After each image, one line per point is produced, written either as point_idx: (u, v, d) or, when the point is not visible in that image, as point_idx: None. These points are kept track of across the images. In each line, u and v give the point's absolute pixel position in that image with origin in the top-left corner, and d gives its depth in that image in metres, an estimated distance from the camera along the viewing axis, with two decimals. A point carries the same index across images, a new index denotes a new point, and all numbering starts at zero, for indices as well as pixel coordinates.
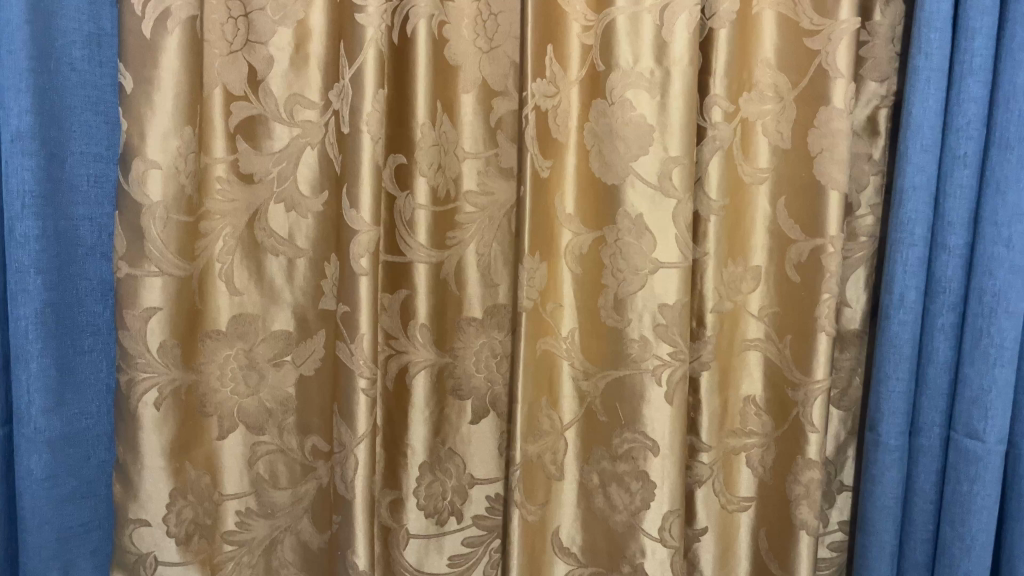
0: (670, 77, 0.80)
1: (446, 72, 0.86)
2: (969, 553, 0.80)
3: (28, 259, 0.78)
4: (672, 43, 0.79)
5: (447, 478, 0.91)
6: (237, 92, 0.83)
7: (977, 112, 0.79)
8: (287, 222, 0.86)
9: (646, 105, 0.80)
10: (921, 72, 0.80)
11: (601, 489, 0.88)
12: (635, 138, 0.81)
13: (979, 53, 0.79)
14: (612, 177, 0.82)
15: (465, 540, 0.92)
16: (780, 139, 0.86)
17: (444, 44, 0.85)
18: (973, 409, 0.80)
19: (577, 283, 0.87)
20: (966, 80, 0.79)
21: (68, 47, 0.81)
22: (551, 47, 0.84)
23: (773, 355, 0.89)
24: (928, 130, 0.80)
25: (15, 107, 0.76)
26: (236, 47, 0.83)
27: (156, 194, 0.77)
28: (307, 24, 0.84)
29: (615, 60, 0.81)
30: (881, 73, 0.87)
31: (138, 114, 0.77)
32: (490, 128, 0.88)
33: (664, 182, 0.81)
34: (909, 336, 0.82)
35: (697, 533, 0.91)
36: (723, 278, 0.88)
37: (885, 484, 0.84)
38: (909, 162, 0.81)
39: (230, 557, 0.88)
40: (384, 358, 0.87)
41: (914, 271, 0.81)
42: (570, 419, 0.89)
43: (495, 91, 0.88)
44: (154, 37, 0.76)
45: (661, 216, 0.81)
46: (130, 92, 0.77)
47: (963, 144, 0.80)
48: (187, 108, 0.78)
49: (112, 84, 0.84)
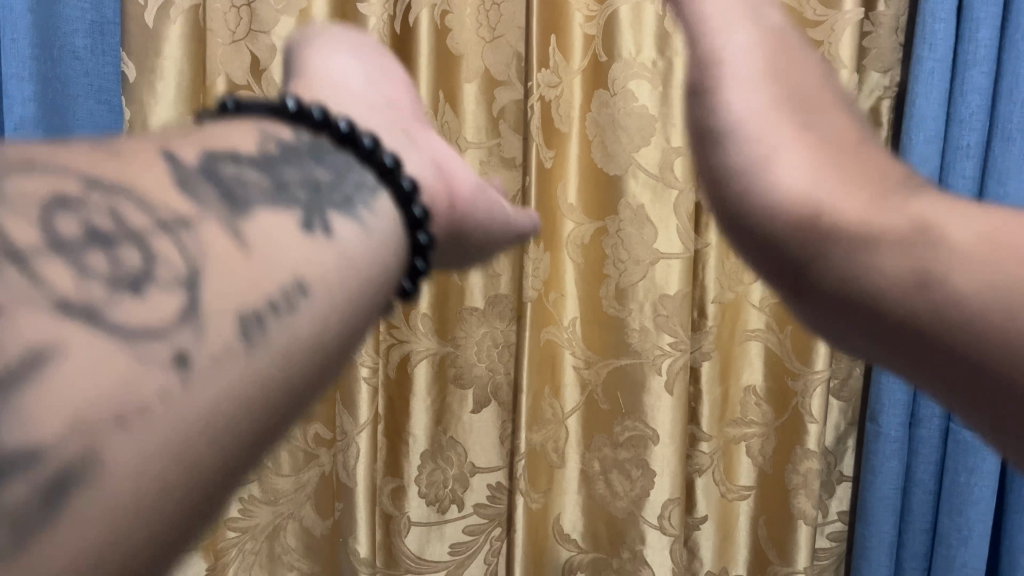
0: (672, 66, 0.81)
1: (450, 63, 0.85)
2: (966, 543, 0.81)
3: None
4: (674, 34, 0.80)
5: (448, 467, 0.91)
6: (239, 80, 0.82)
7: (980, 103, 0.80)
8: None
9: (648, 97, 0.81)
10: (925, 64, 0.80)
11: (602, 476, 0.89)
12: (637, 128, 0.81)
13: (983, 44, 0.78)
14: (615, 168, 0.83)
15: (466, 528, 0.92)
16: None
17: (447, 34, 0.84)
18: None
19: (579, 272, 0.88)
20: (970, 72, 0.79)
21: (73, 36, 0.81)
22: (555, 37, 0.83)
23: (773, 345, 0.89)
24: (931, 121, 0.80)
25: (18, 96, 0.79)
26: (238, 36, 0.81)
27: None
28: (309, 12, 0.81)
29: (617, 50, 0.81)
30: (885, 64, 0.87)
31: (141, 104, 0.79)
32: (492, 119, 0.87)
33: (664, 173, 0.82)
34: None
35: (697, 521, 0.91)
36: (724, 268, 0.88)
37: (885, 475, 0.84)
38: (912, 153, 0.81)
39: (233, 544, 0.87)
40: (386, 347, 0.88)
41: None
42: (573, 406, 0.90)
43: (498, 80, 0.87)
44: (156, 27, 0.78)
45: (662, 207, 0.82)
46: (133, 81, 0.79)
47: (966, 135, 0.80)
48: (189, 99, 0.81)
49: (114, 73, 0.84)
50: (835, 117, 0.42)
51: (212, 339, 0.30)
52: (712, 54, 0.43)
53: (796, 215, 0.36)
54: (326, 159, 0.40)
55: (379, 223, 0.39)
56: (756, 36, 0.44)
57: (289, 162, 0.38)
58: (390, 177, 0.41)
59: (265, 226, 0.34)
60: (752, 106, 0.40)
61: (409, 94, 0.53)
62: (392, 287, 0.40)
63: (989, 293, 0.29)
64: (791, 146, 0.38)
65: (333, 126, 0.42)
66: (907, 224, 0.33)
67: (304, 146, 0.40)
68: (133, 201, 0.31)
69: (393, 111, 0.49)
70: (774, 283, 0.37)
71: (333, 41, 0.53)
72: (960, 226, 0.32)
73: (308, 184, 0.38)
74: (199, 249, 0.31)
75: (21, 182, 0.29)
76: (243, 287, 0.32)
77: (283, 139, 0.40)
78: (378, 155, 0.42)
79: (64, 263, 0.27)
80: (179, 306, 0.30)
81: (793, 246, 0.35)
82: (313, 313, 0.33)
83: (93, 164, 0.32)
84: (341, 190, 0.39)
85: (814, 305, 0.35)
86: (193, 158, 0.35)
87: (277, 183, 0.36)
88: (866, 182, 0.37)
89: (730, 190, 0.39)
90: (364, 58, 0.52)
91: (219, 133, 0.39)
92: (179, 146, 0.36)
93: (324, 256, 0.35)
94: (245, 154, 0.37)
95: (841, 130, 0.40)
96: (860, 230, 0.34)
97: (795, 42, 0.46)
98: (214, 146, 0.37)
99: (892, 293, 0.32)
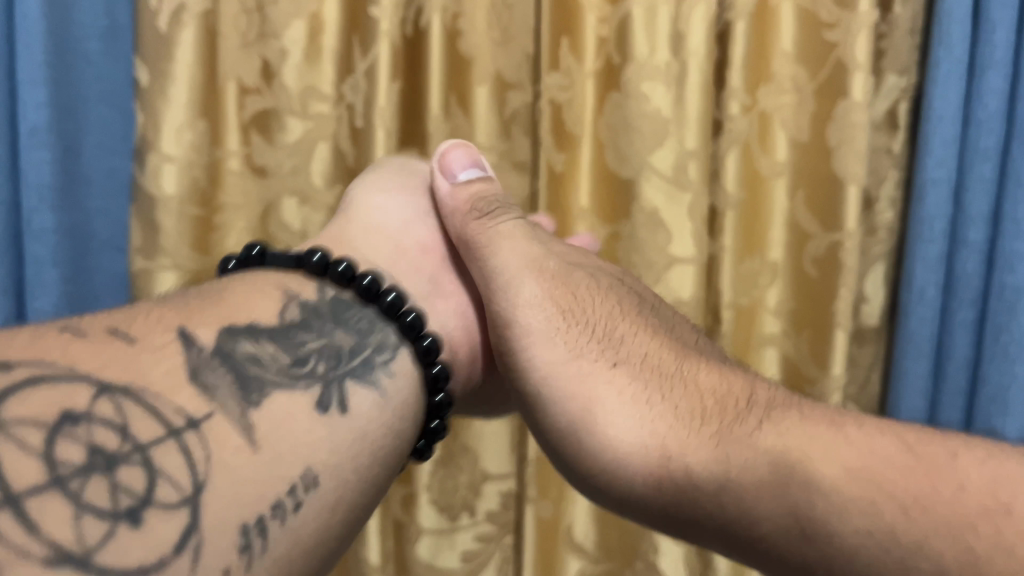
0: (687, 68, 0.80)
1: (461, 66, 0.83)
2: None
3: (47, 253, 0.78)
4: (689, 34, 0.79)
5: (458, 473, 0.90)
6: (250, 84, 0.82)
7: (997, 107, 0.79)
8: (300, 216, 0.85)
9: (662, 97, 0.80)
10: (941, 65, 0.79)
11: None
12: (651, 132, 0.81)
13: (1000, 45, 0.77)
14: (627, 171, 0.84)
15: (478, 536, 0.90)
16: (800, 133, 0.85)
17: (458, 36, 0.83)
18: (991, 407, 0.80)
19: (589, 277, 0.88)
20: (988, 74, 0.78)
21: (85, 41, 0.82)
22: (566, 40, 0.83)
23: (791, 353, 0.90)
24: (949, 123, 0.80)
25: (32, 101, 0.76)
26: (250, 41, 0.81)
27: (170, 189, 0.79)
28: (321, 16, 0.81)
29: (630, 54, 0.80)
30: (901, 66, 0.86)
31: (153, 109, 0.78)
32: (504, 121, 0.86)
33: (678, 176, 0.82)
34: (927, 334, 0.83)
35: None
36: (740, 272, 0.88)
37: None
38: (929, 156, 0.81)
39: None
40: None
41: (933, 267, 0.82)
42: None
43: (508, 83, 0.85)
44: (169, 31, 0.77)
45: (676, 210, 0.82)
46: (147, 85, 0.78)
47: (984, 138, 0.80)
48: (202, 102, 0.80)
49: (127, 78, 0.85)
50: (631, 333, 0.53)
51: (209, 560, 0.33)
52: (511, 329, 0.53)
53: (645, 459, 0.44)
54: (346, 322, 0.51)
55: (395, 383, 0.50)
56: (544, 287, 0.55)
57: (309, 331, 0.48)
58: (412, 334, 0.53)
59: (275, 412, 0.41)
60: (556, 358, 0.50)
61: (440, 233, 0.67)
62: (406, 448, 0.50)
63: (860, 532, 0.37)
64: (609, 391, 0.48)
65: (357, 281, 0.53)
66: (765, 460, 0.41)
67: (326, 306, 0.51)
68: (142, 408, 0.35)
69: (424, 254, 0.64)
70: (649, 513, 0.45)
71: (384, 178, 0.69)
72: (815, 457, 0.40)
73: (330, 353, 0.47)
74: (208, 456, 0.36)
75: (30, 400, 0.32)
76: (250, 491, 0.37)
77: (302, 299, 0.50)
78: (400, 310, 0.53)
79: (64, 500, 0.30)
80: (182, 527, 0.33)
81: (657, 497, 0.44)
82: (320, 506, 0.40)
83: (104, 367, 0.35)
84: (359, 357, 0.49)
85: (698, 531, 0.43)
86: (213, 340, 0.42)
87: (299, 358, 0.45)
88: (699, 407, 0.46)
89: (562, 444, 0.48)
90: (409, 192, 0.68)
91: (248, 293, 0.48)
92: (196, 326, 0.42)
93: (340, 434, 0.44)
94: (258, 327, 0.45)
95: (650, 350, 0.51)
96: (721, 478, 0.42)
97: (562, 274, 0.57)
98: (233, 320, 0.44)
99: (769, 527, 0.40)
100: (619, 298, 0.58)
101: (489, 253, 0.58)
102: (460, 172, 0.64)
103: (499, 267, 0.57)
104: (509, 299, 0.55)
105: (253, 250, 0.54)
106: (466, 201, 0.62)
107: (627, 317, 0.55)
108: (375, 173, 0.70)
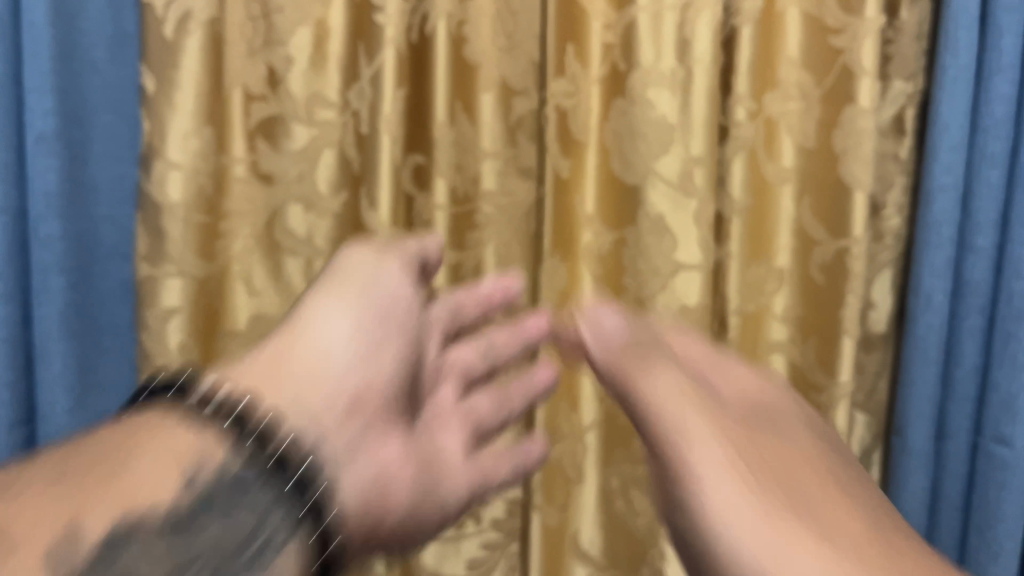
0: (693, 75, 0.80)
1: (467, 73, 0.83)
2: (994, 559, 0.81)
3: (52, 260, 0.79)
4: (695, 41, 0.79)
5: None
6: (256, 91, 0.82)
7: (1005, 112, 0.78)
8: (305, 223, 0.84)
9: (668, 103, 0.80)
10: (948, 71, 0.78)
11: (621, 493, 0.88)
12: (657, 138, 0.81)
13: (1007, 52, 0.77)
14: (632, 177, 0.84)
15: (483, 543, 0.89)
16: (806, 138, 0.84)
17: (463, 43, 0.83)
18: (1002, 415, 0.80)
19: (597, 282, 0.88)
20: (995, 80, 0.78)
21: (91, 48, 0.82)
22: (571, 47, 0.84)
23: (797, 358, 0.89)
24: (955, 129, 0.79)
25: (38, 109, 0.76)
26: (257, 48, 0.82)
27: (177, 196, 0.80)
28: (326, 23, 0.81)
29: (637, 59, 0.80)
30: (908, 71, 0.85)
31: (159, 117, 0.78)
32: (511, 129, 0.85)
33: (685, 182, 0.81)
34: (936, 342, 0.83)
35: None
36: (746, 278, 0.88)
37: (909, 486, 0.85)
38: (936, 162, 0.80)
39: None
40: None
41: (941, 273, 0.81)
42: (590, 420, 0.88)
43: (514, 90, 0.84)
44: (175, 38, 0.78)
45: (683, 217, 0.82)
46: (153, 92, 0.79)
47: (991, 144, 0.79)
48: (208, 109, 0.80)
49: (133, 85, 0.84)
50: (781, 486, 0.57)
51: None
52: (685, 471, 0.59)
53: None
54: (240, 504, 0.51)
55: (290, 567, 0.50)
56: (722, 446, 0.59)
57: (203, 524, 0.49)
58: (308, 511, 0.52)
59: None
60: (726, 503, 0.55)
61: (379, 368, 0.64)
62: None
63: None
64: (752, 543, 0.53)
65: (252, 438, 0.54)
66: None
67: (226, 487, 0.51)
68: None
69: (348, 405, 0.60)
70: None
71: (341, 291, 0.65)
72: None
73: (216, 555, 0.48)
74: None
75: None
76: None
77: (202, 475, 0.51)
78: (292, 477, 0.53)
79: None
80: None
81: None
82: None
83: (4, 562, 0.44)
84: (251, 548, 0.49)
85: None
86: (96, 535, 0.46)
87: (183, 561, 0.47)
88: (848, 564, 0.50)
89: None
90: (352, 317, 0.64)
91: (206, 427, 0.54)
92: (86, 516, 0.47)
93: None
94: (151, 519, 0.48)
95: (795, 506, 0.55)
96: None
97: (740, 432, 0.61)
98: (125, 505, 0.49)
99: None
100: (766, 440, 0.62)
101: (642, 381, 0.64)
102: (607, 322, 0.69)
103: (665, 400, 0.62)
104: (677, 439, 0.60)
105: (179, 381, 0.57)
106: (620, 348, 0.67)
107: (773, 464, 0.59)
108: (322, 287, 0.66)
